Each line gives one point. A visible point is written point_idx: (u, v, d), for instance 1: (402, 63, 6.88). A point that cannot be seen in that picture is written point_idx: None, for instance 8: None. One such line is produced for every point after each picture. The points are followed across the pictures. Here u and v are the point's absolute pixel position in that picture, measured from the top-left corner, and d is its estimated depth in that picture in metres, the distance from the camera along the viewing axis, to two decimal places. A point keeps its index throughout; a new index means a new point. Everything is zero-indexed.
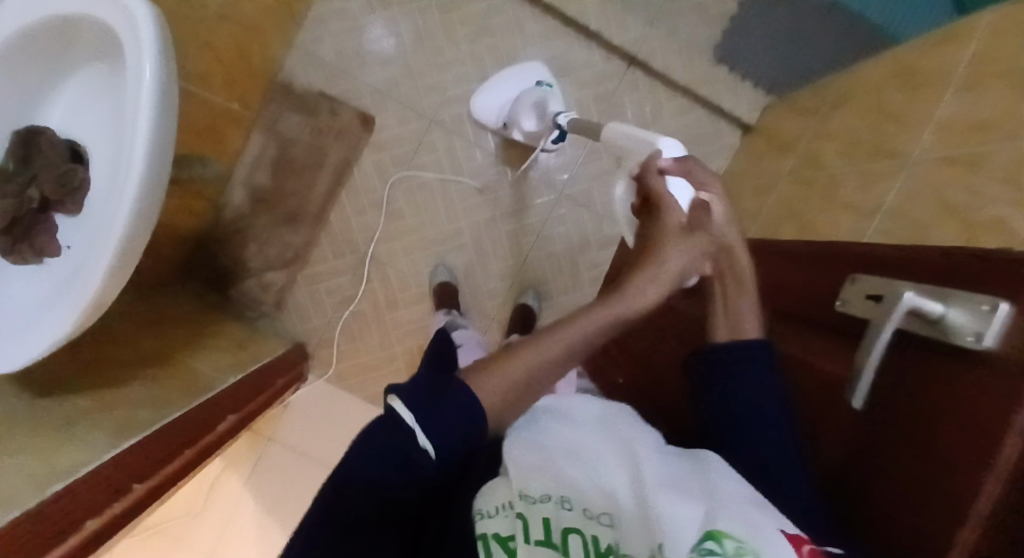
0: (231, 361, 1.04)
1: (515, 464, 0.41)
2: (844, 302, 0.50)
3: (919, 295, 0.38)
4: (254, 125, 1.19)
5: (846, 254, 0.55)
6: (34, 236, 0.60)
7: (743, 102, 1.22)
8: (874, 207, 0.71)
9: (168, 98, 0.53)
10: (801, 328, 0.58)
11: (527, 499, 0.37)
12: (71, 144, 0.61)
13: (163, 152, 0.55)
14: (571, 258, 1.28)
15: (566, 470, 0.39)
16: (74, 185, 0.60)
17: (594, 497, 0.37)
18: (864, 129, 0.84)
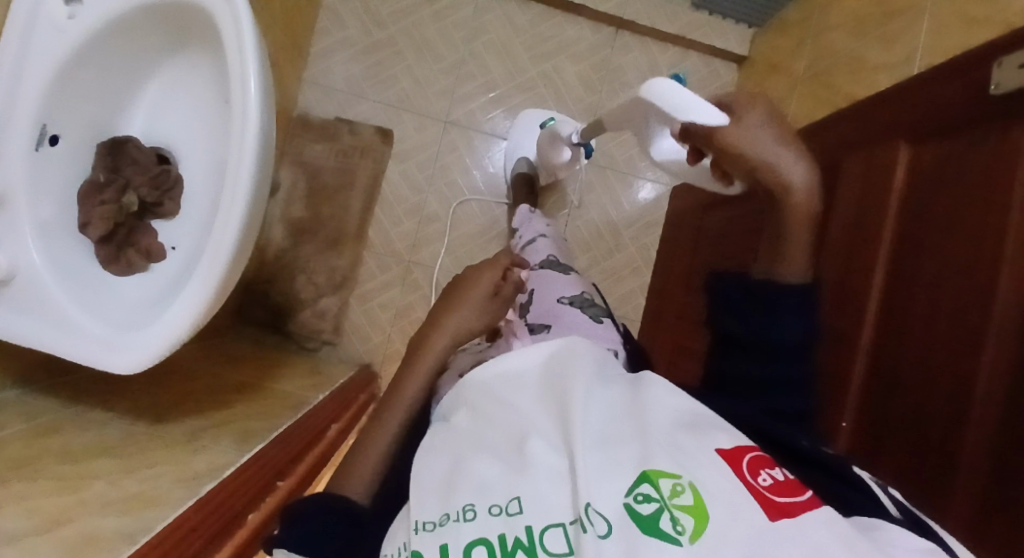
0: (314, 383, 1.04)
1: (423, 481, 0.34)
2: (998, 83, 0.48)
3: None
4: (282, 162, 1.23)
5: (949, 95, 0.55)
6: (137, 238, 0.66)
7: (730, 38, 1.28)
8: (907, 57, 0.74)
9: (267, 98, 0.60)
10: (932, 186, 0.55)
11: (428, 527, 0.30)
12: (158, 150, 0.68)
13: (265, 149, 0.61)
14: (607, 220, 1.31)
15: (471, 465, 0.31)
16: (169, 183, 0.67)
17: (497, 484, 0.29)
18: (864, 4, 0.88)
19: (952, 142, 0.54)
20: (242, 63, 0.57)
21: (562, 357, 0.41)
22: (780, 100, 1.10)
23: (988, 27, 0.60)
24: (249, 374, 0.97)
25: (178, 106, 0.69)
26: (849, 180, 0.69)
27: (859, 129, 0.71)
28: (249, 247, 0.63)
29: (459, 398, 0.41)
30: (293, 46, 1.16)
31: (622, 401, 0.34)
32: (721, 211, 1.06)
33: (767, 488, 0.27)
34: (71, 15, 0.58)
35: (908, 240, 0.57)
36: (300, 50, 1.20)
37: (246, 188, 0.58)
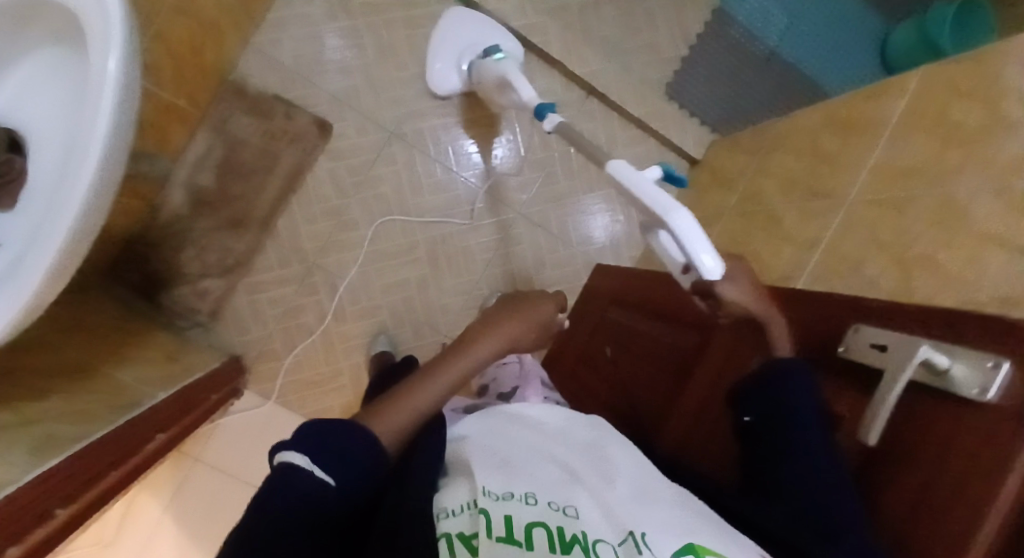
0: (162, 374, 0.96)
1: (474, 464, 0.40)
2: (846, 348, 0.51)
3: (930, 349, 0.41)
4: (200, 123, 1.13)
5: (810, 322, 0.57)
6: None
7: (690, 136, 1.30)
8: (812, 242, 0.77)
9: (129, 92, 0.53)
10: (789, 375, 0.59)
11: (490, 496, 0.35)
12: (9, 134, 0.61)
13: (117, 151, 0.53)
14: (525, 276, 1.30)
15: (528, 477, 0.38)
16: (11, 176, 0.61)
17: (561, 496, 0.36)
18: (798, 165, 0.90)
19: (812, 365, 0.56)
20: (105, 67, 0.50)
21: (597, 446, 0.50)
22: (709, 219, 1.12)
23: (880, 257, 0.63)
24: (92, 352, 0.88)
25: (39, 87, 0.62)
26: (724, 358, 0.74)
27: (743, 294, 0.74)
28: (77, 262, 0.54)
29: (498, 428, 0.50)
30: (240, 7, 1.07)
31: (652, 491, 0.43)
32: (619, 311, 1.07)
33: None
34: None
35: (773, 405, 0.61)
36: (247, 12, 1.10)
37: (85, 199, 0.50)
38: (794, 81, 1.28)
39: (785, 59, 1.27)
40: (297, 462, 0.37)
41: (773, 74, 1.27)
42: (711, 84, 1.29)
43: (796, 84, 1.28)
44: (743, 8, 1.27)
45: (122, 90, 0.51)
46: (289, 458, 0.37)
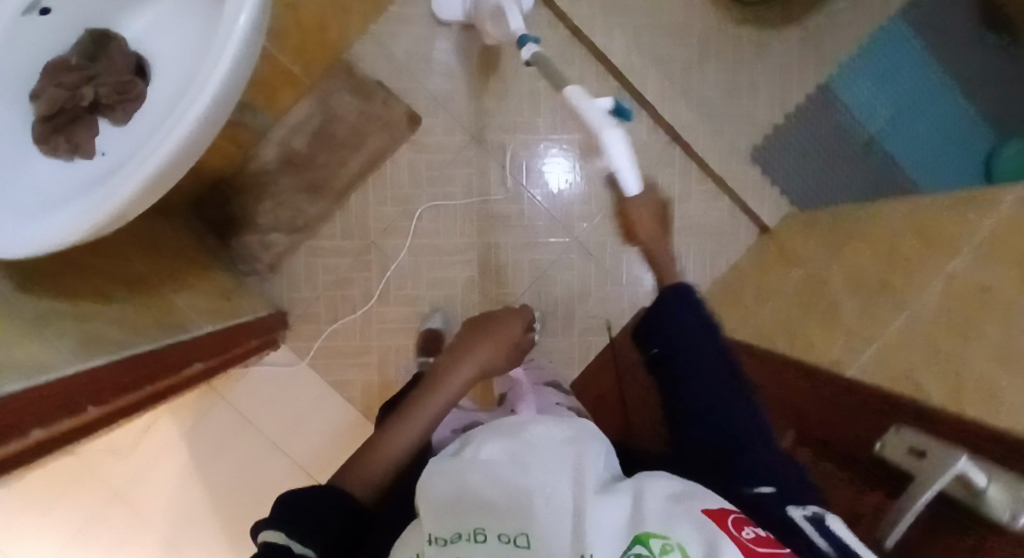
0: (212, 308, 1.02)
1: (427, 489, 0.38)
2: (882, 447, 0.46)
3: (969, 463, 0.35)
4: (307, 92, 1.22)
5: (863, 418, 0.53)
6: (74, 129, 0.64)
7: (766, 205, 1.27)
8: (869, 338, 0.73)
9: (250, 44, 0.57)
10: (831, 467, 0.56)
11: (437, 542, 0.34)
12: (137, 57, 0.68)
13: (229, 96, 0.58)
14: (568, 304, 1.30)
15: (478, 494, 0.36)
16: (129, 94, 0.66)
17: (511, 515, 0.34)
18: (874, 259, 0.86)
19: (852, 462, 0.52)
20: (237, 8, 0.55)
21: (572, 426, 0.46)
22: (767, 291, 1.08)
23: (937, 368, 0.59)
24: (156, 270, 0.94)
25: (179, 23, 0.68)
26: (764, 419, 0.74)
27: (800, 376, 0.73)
28: (170, 182, 0.59)
29: (465, 436, 0.47)
30: None
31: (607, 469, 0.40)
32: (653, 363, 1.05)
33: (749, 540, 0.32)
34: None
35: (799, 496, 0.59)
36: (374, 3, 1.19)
37: (196, 124, 0.55)
38: (886, 173, 1.24)
39: (880, 150, 1.24)
40: (275, 537, 0.43)
41: (865, 163, 1.24)
42: (800, 156, 1.26)
43: (889, 177, 1.24)
44: (847, 91, 1.25)
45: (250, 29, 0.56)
46: (270, 534, 0.44)
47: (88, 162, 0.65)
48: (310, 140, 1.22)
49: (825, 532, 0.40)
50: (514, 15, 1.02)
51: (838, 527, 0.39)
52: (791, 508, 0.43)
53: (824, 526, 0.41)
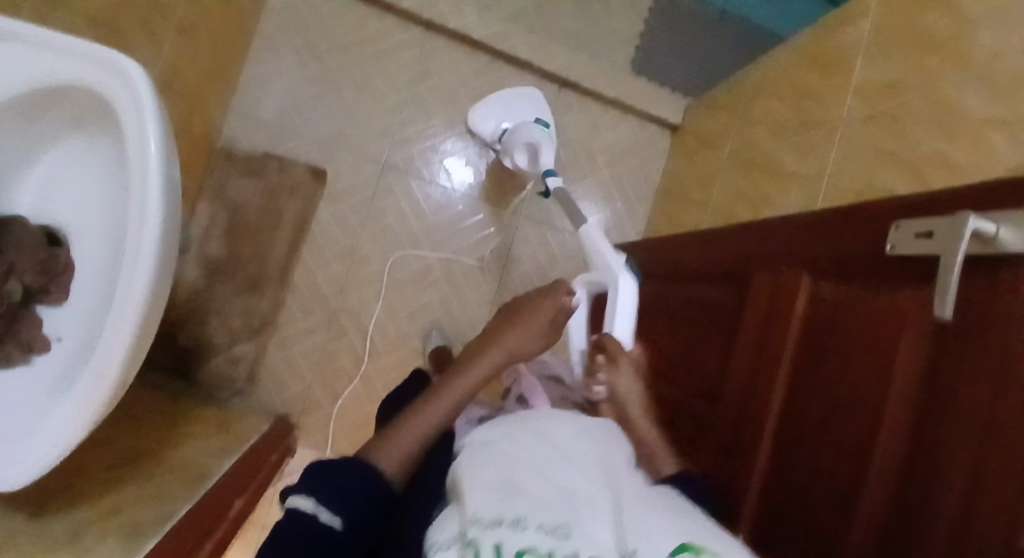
0: (219, 445, 0.95)
1: (471, 479, 0.32)
2: (894, 246, 0.51)
3: (977, 217, 0.38)
4: (199, 195, 1.14)
5: (859, 235, 0.58)
6: (16, 329, 0.59)
7: (665, 107, 1.35)
8: (817, 172, 0.81)
9: (170, 168, 0.53)
10: (841, 287, 0.59)
11: (477, 524, 0.27)
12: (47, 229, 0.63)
13: (169, 229, 0.55)
14: (541, 273, 1.33)
15: (519, 482, 0.30)
16: (57, 270, 0.61)
17: (554, 508, 0.28)
18: (782, 109, 0.95)
19: (865, 280, 0.56)
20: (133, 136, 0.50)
21: (605, 435, 0.40)
22: (706, 179, 1.16)
23: (889, 169, 0.67)
24: (146, 437, 0.85)
25: (82, 175, 0.64)
26: (758, 305, 0.74)
27: (768, 230, 0.77)
28: (154, 323, 0.56)
29: (503, 427, 0.39)
30: (219, 75, 1.08)
31: (660, 493, 0.35)
32: (653, 282, 1.09)
33: None
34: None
35: (809, 354, 0.62)
36: (225, 79, 1.12)
37: (154, 267, 0.52)
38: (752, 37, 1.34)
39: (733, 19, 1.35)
40: (301, 504, 0.36)
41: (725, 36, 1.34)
42: (674, 52, 1.34)
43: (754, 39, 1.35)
44: None
45: (161, 153, 0.51)
46: (299, 500, 0.37)
47: (49, 355, 0.61)
48: (228, 239, 1.15)
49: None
50: (546, 156, 1.17)
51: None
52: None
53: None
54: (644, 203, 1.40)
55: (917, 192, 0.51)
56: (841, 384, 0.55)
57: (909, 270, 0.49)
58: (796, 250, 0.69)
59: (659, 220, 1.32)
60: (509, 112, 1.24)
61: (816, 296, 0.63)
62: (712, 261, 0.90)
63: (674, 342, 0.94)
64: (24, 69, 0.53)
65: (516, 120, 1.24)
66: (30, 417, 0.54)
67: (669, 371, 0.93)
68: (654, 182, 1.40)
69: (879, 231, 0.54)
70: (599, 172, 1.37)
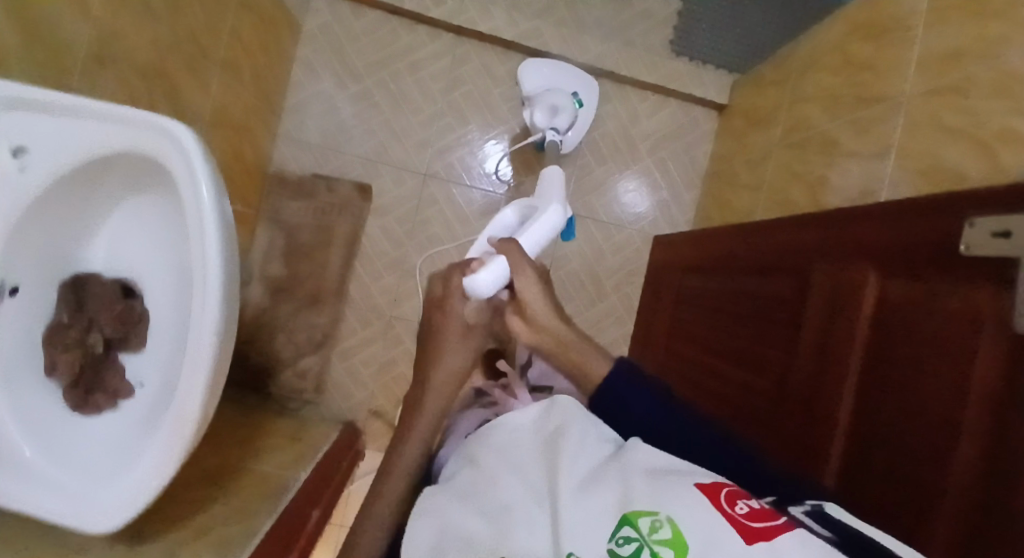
0: (293, 457, 1.01)
1: (424, 543, 0.41)
2: (969, 246, 0.46)
3: None
4: (257, 221, 1.21)
5: (930, 230, 0.53)
6: (104, 379, 0.60)
7: (709, 86, 1.29)
8: (881, 151, 0.74)
9: (225, 218, 0.54)
10: (909, 286, 0.54)
11: None
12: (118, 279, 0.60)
13: (229, 274, 0.56)
14: (588, 269, 1.32)
15: (464, 528, 0.38)
16: (135, 320, 0.61)
17: (489, 538, 0.36)
18: (838, 82, 0.88)
19: (935, 279, 0.51)
20: (195, 187, 0.51)
21: (549, 418, 0.48)
22: (758, 161, 1.09)
23: (962, 143, 0.60)
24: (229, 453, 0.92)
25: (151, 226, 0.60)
26: (820, 307, 0.69)
27: (830, 220, 0.71)
28: (226, 363, 0.59)
29: (456, 468, 0.49)
30: (266, 105, 1.13)
31: (598, 457, 0.42)
32: (702, 274, 1.05)
33: (744, 516, 0.31)
34: (22, 164, 0.49)
35: (876, 356, 0.57)
36: (272, 108, 1.17)
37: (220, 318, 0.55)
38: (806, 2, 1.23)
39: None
40: None
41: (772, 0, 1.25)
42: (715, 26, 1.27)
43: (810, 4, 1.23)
44: None
45: (213, 186, 0.52)
46: None
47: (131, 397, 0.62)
48: (286, 260, 1.22)
49: (828, 522, 0.37)
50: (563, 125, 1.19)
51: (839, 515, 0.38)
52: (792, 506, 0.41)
53: (828, 519, 0.37)
54: (692, 188, 1.34)
55: (994, 183, 0.46)
56: (911, 392, 0.51)
57: (984, 270, 0.44)
58: (859, 244, 0.64)
59: (709, 205, 1.27)
60: (552, 74, 1.23)
61: (882, 298, 0.58)
62: (767, 253, 0.85)
63: (727, 338, 0.91)
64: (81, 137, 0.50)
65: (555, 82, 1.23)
66: (118, 458, 0.57)
67: (721, 367, 0.90)
68: (702, 165, 1.34)
69: (954, 227, 0.49)
70: (643, 160, 1.33)
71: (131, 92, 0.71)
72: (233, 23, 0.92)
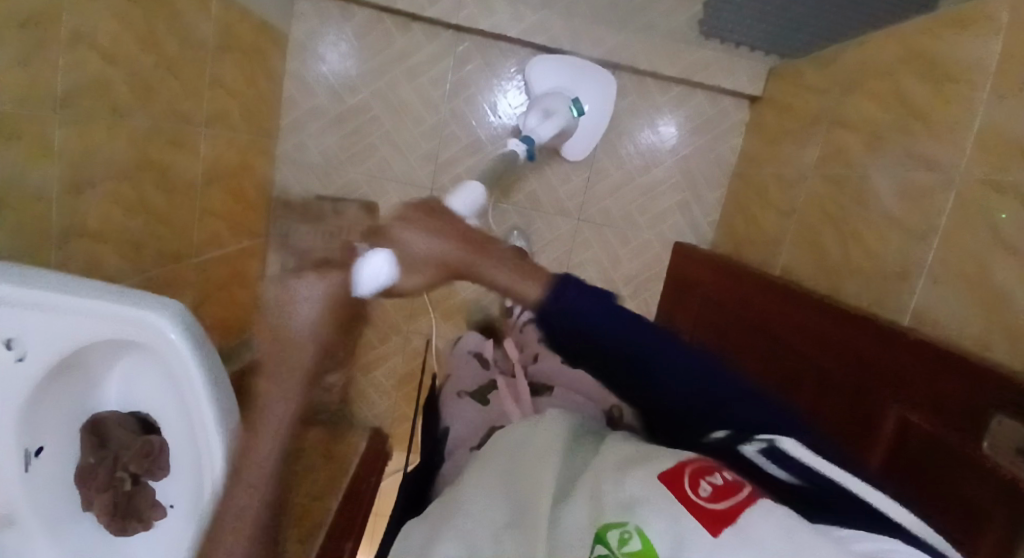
0: (325, 481, 1.10)
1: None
2: (993, 444, 0.44)
3: None
4: (268, 247, 1.21)
5: (955, 393, 0.50)
6: (137, 506, 0.63)
7: (742, 75, 1.15)
8: (924, 232, 0.66)
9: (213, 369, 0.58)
10: (922, 438, 0.53)
11: None
12: (138, 418, 0.63)
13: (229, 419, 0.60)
14: (605, 279, 1.27)
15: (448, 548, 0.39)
16: (155, 452, 0.62)
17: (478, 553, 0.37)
18: (884, 119, 0.77)
19: (949, 447, 0.49)
20: (176, 358, 0.54)
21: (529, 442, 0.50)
22: (790, 180, 0.99)
23: (1009, 261, 0.53)
24: None
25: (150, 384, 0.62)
26: (838, 411, 0.67)
27: (849, 318, 0.68)
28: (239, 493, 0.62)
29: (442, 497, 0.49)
30: (261, 133, 1.08)
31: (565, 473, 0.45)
32: (717, 309, 1.01)
33: (705, 499, 0.35)
34: (19, 353, 0.51)
35: (883, 490, 0.56)
36: (269, 133, 1.12)
37: (224, 470, 0.58)
38: None
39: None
40: None
41: None
42: None
43: None
44: None
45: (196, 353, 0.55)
46: None
47: (165, 519, 0.64)
48: None
49: (784, 463, 0.44)
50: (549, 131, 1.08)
51: (793, 452, 0.44)
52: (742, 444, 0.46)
53: (782, 457, 0.44)
54: (719, 188, 1.25)
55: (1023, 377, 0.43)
56: None
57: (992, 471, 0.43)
58: (880, 362, 0.61)
59: (734, 212, 1.18)
60: (560, 75, 1.12)
61: (901, 435, 0.55)
62: (779, 321, 0.82)
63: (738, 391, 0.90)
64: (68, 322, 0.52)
65: (564, 83, 1.12)
66: None
67: None
68: (731, 163, 1.23)
69: (978, 407, 0.47)
70: (666, 160, 1.22)
71: (116, 196, 0.69)
72: (210, 71, 0.86)
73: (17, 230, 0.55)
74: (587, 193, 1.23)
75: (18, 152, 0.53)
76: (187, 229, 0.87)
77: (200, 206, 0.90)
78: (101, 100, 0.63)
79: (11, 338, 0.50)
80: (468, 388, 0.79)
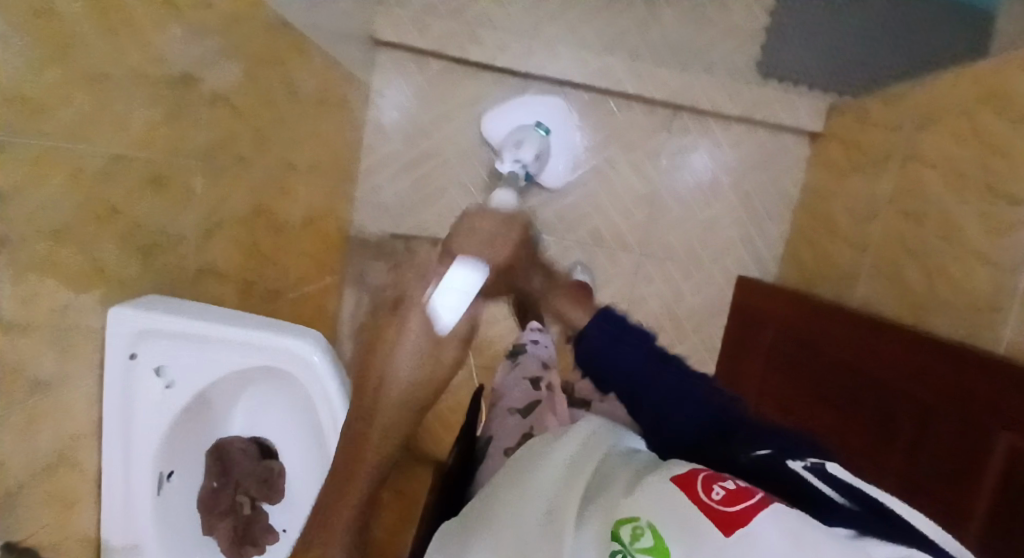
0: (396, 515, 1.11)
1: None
2: None
3: None
4: (344, 284, 1.26)
5: None
6: (252, 531, 0.67)
7: (802, 112, 1.17)
8: (1014, 262, 0.64)
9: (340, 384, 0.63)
10: None
11: None
12: (258, 443, 0.69)
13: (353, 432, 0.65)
14: (670, 314, 1.28)
15: None
16: (271, 478, 0.68)
17: None
18: (963, 154, 0.78)
19: None
20: (308, 361, 0.60)
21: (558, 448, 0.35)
22: (863, 212, 0.99)
23: None
24: None
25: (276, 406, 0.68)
26: (941, 436, 0.63)
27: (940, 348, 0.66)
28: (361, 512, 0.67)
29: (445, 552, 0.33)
30: (343, 176, 1.16)
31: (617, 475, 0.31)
32: (791, 340, 0.99)
33: (719, 499, 0.23)
34: (168, 379, 0.59)
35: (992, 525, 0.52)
36: (349, 175, 1.20)
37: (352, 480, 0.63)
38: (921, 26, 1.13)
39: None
40: None
41: (885, 10, 1.14)
42: (809, 37, 1.17)
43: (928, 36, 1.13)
44: None
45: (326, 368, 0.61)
46: None
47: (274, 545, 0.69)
48: None
49: (835, 484, 0.28)
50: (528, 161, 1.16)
51: (840, 468, 0.28)
52: (790, 458, 0.30)
53: (832, 476, 0.28)
54: (783, 222, 1.25)
55: None
56: None
57: None
58: (979, 392, 0.58)
59: (801, 246, 1.18)
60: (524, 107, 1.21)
61: (1010, 466, 0.51)
62: (861, 352, 0.80)
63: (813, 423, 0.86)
64: (213, 351, 0.59)
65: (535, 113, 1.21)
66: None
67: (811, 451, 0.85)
68: (792, 196, 1.24)
69: None
70: (728, 195, 1.24)
71: (233, 239, 0.76)
72: (310, 121, 0.95)
73: (161, 269, 0.60)
74: (652, 229, 1.25)
75: (166, 198, 0.59)
76: (283, 267, 0.94)
77: (293, 245, 0.97)
78: (226, 153, 0.70)
79: (161, 367, 0.58)
80: (516, 404, 0.65)
